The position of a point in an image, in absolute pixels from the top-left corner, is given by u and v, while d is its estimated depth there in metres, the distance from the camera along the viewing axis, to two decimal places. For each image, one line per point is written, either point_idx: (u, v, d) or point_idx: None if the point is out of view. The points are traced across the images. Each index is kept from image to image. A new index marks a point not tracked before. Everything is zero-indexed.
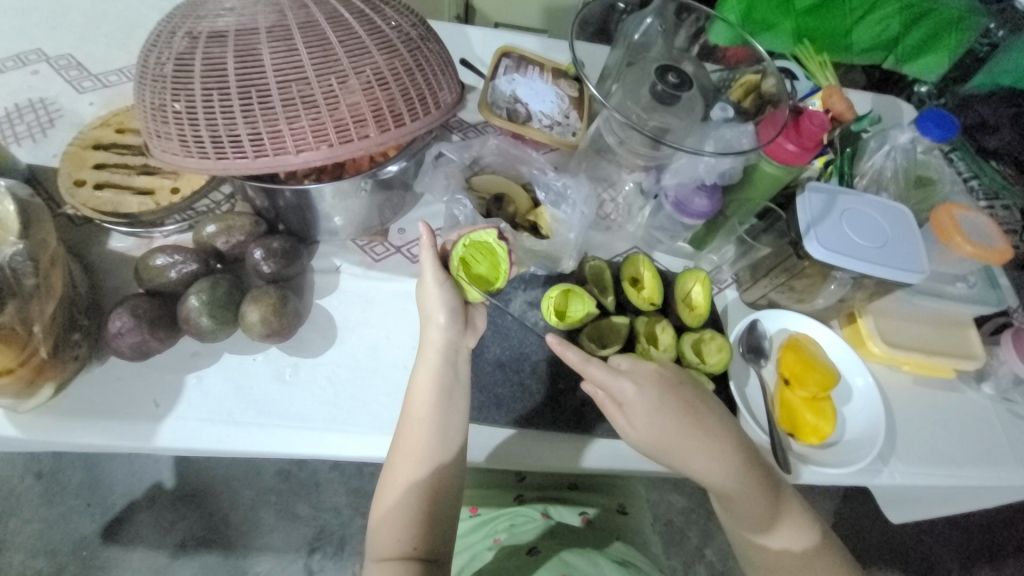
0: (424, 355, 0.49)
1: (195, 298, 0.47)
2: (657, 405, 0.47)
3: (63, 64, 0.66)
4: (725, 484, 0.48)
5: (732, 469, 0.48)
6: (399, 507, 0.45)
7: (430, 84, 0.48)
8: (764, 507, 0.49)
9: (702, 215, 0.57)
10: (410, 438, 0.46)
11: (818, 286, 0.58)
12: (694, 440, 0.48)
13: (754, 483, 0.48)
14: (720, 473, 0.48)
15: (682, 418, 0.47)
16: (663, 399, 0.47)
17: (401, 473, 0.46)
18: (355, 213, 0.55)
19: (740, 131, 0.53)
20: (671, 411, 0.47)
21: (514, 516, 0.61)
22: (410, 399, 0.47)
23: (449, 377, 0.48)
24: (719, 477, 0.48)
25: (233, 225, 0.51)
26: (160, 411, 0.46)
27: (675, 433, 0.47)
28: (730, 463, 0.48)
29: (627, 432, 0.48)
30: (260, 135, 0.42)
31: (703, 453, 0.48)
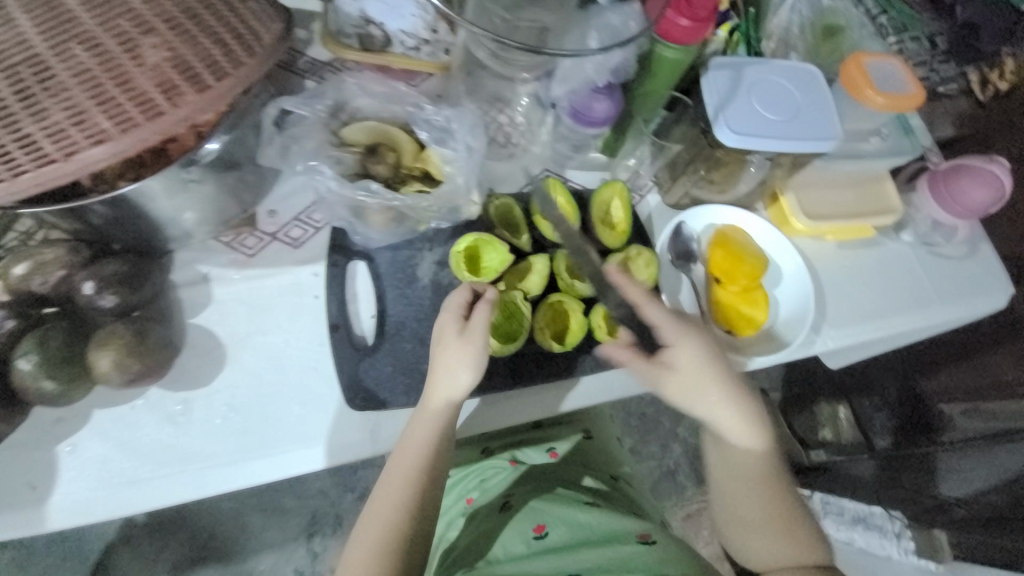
0: (409, 392, 0.46)
1: (24, 361, 0.38)
2: (677, 335, 0.45)
3: None
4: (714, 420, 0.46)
5: (719, 409, 0.45)
6: (378, 528, 0.42)
7: (234, 29, 0.38)
8: (750, 442, 0.46)
9: (605, 121, 0.50)
10: (401, 466, 0.43)
11: (736, 172, 0.55)
12: (725, 368, 0.45)
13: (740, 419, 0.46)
14: (716, 408, 0.45)
15: (701, 355, 0.45)
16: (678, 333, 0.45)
17: (393, 496, 0.43)
18: (201, 208, 0.45)
19: (625, 13, 0.45)
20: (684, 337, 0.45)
21: (483, 471, 0.60)
22: (410, 436, 0.43)
23: (459, 408, 0.44)
24: (715, 413, 0.46)
25: (46, 261, 0.41)
26: (40, 493, 0.40)
27: (701, 365, 0.45)
28: (743, 400, 0.46)
29: (716, 391, 0.45)
30: (19, 146, 0.33)
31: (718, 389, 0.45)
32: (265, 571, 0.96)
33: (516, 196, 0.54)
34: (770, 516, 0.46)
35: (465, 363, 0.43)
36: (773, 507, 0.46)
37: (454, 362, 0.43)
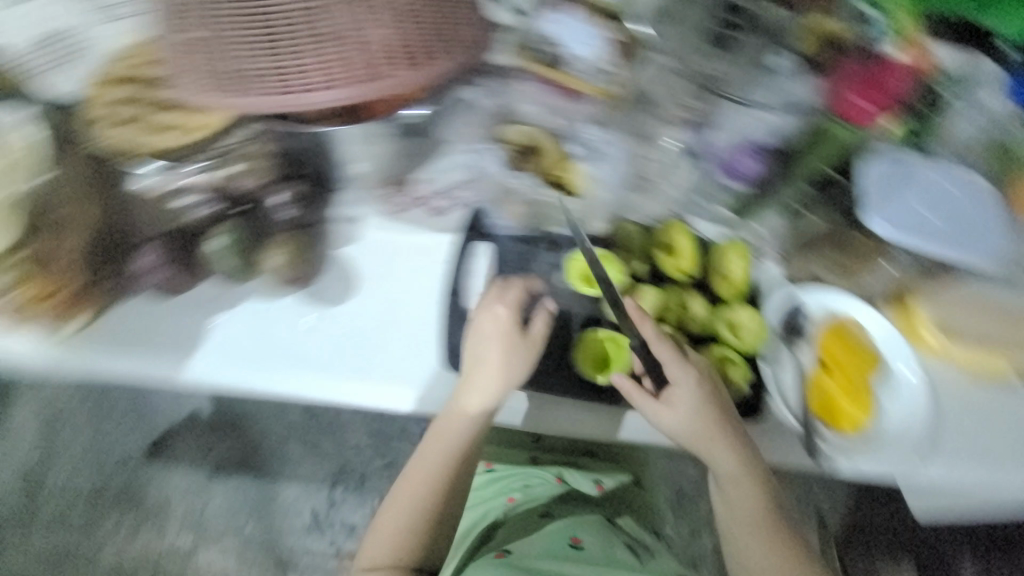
0: (407, 346, 0.51)
1: (216, 240, 0.47)
2: (686, 397, 0.49)
3: None
4: (722, 467, 0.51)
5: (729, 456, 0.50)
6: (422, 478, 0.53)
7: (460, 18, 0.44)
8: (757, 486, 0.51)
9: (751, 180, 0.50)
10: (448, 435, 0.52)
11: (871, 266, 0.53)
12: (692, 422, 0.49)
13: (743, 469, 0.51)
14: (722, 457, 0.50)
15: (689, 404, 0.49)
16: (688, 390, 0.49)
17: (431, 460, 0.53)
18: (377, 161, 0.52)
19: (802, 84, 0.47)
20: (684, 397, 0.49)
21: (529, 478, 0.65)
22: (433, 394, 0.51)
23: (492, 411, 0.51)
24: (725, 461, 0.50)
25: (255, 168, 0.51)
26: (187, 348, 0.48)
27: (695, 417, 0.49)
28: (717, 448, 0.50)
29: (664, 416, 0.50)
30: (282, 70, 0.40)
31: (698, 438, 0.50)
32: (287, 500, 1.03)
33: (640, 227, 0.57)
34: (765, 542, 0.53)
35: (624, 380, 0.49)
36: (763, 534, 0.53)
37: (617, 379, 0.50)
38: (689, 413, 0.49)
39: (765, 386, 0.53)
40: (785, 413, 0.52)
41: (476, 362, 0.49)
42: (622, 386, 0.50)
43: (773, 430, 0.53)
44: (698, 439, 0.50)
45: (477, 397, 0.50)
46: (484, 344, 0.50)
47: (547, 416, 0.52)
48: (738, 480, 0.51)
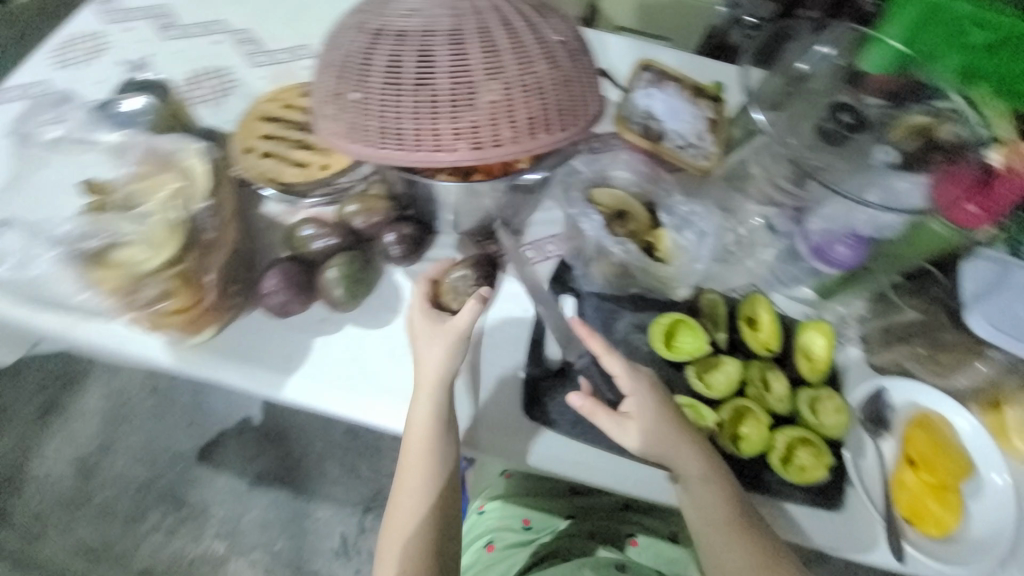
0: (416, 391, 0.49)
1: (333, 270, 0.51)
2: (690, 471, 0.47)
3: (241, 37, 0.74)
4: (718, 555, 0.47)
5: (734, 548, 0.46)
6: (407, 523, 0.49)
7: (581, 92, 0.48)
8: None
9: (841, 265, 0.53)
10: (412, 483, 0.49)
11: (966, 360, 0.52)
12: (715, 507, 0.46)
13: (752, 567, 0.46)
14: (721, 546, 0.46)
15: (688, 474, 0.47)
16: (699, 464, 0.47)
17: (412, 502, 0.50)
18: (481, 212, 0.56)
19: (910, 183, 0.48)
20: (689, 470, 0.47)
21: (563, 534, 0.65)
22: (410, 431, 0.48)
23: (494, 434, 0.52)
24: (726, 554, 0.46)
25: (373, 208, 0.55)
26: (290, 366, 0.51)
27: (707, 498, 0.47)
28: (731, 541, 0.46)
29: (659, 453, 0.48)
30: (421, 132, 0.43)
31: (717, 527, 0.46)
32: (318, 521, 1.03)
33: (723, 297, 0.58)
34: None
35: (647, 442, 0.47)
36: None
37: (639, 439, 0.48)
38: (711, 495, 0.46)
39: (846, 474, 0.50)
40: (872, 512, 0.49)
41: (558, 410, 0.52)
42: (642, 448, 0.48)
43: (862, 532, 0.49)
44: (716, 523, 0.46)
45: (552, 447, 0.51)
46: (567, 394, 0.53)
47: (569, 462, 0.51)
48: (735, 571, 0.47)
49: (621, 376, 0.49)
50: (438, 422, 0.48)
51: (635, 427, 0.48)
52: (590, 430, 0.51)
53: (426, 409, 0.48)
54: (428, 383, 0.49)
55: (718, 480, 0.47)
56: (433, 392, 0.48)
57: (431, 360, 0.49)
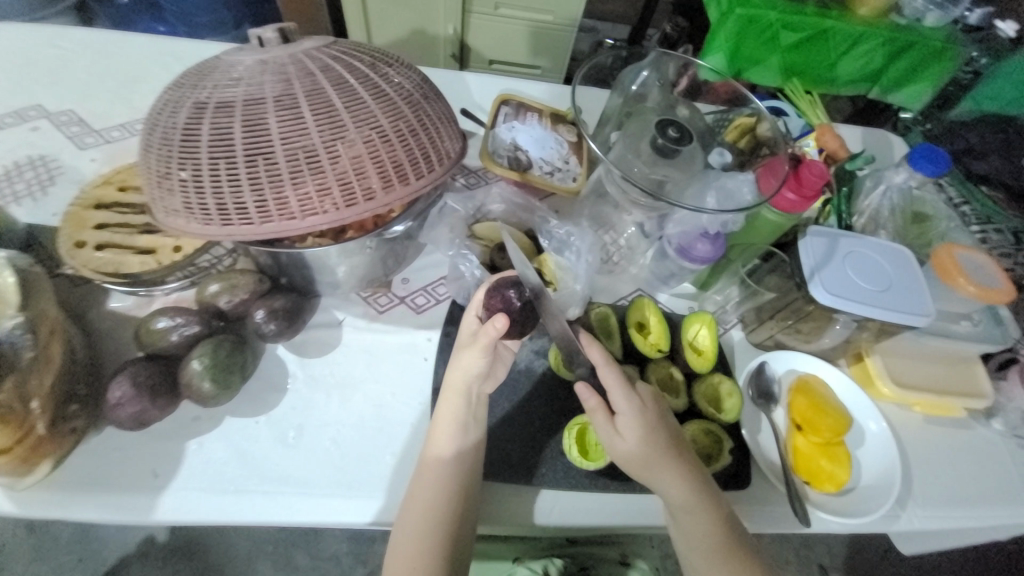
0: (444, 394, 0.48)
1: (196, 362, 0.45)
2: (656, 458, 0.45)
3: (64, 120, 0.66)
4: (693, 531, 0.46)
5: (706, 521, 0.46)
6: (414, 544, 0.44)
7: (432, 138, 0.48)
8: (740, 561, 0.46)
9: (705, 260, 0.57)
10: (417, 501, 0.45)
11: (824, 327, 0.58)
12: (684, 485, 0.46)
13: (714, 540, 0.46)
14: (697, 520, 0.46)
15: (652, 461, 0.45)
16: (654, 449, 0.45)
17: (416, 522, 0.44)
18: (359, 268, 0.54)
19: (740, 180, 0.53)
20: (656, 455, 0.45)
21: None
22: (434, 432, 0.47)
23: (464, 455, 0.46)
24: (699, 530, 0.46)
25: (237, 284, 0.50)
26: (159, 482, 0.45)
27: (681, 478, 0.46)
28: (705, 512, 0.46)
29: (624, 437, 0.46)
30: (266, 202, 0.42)
31: (693, 502, 0.46)
32: None
33: (612, 307, 0.60)
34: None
35: (644, 439, 0.45)
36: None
37: (635, 435, 0.45)
38: (679, 474, 0.45)
39: (750, 453, 0.53)
40: (774, 480, 0.52)
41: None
42: (632, 446, 0.45)
43: (768, 504, 0.52)
44: (687, 503, 0.45)
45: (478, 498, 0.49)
46: None
47: (498, 501, 0.49)
48: (704, 548, 0.46)
49: (616, 396, 0.46)
50: (461, 429, 0.47)
51: (627, 421, 0.45)
52: (506, 469, 0.49)
53: (454, 411, 0.47)
54: (471, 394, 0.48)
55: (682, 455, 0.46)
56: (462, 393, 0.47)
57: (470, 365, 0.47)
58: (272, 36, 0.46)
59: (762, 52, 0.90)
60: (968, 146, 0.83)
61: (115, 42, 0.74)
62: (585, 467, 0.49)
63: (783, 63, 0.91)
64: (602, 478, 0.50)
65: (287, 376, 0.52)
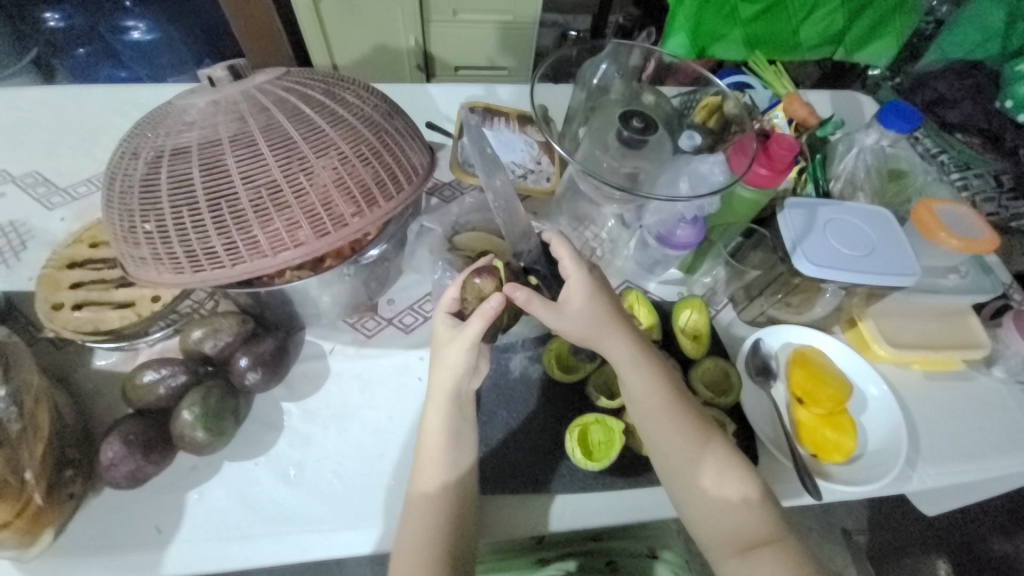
0: (430, 407, 0.47)
1: (186, 412, 0.45)
2: (600, 325, 0.47)
3: (29, 182, 0.66)
4: (637, 389, 0.47)
5: (646, 378, 0.47)
6: (418, 541, 0.43)
7: (397, 157, 0.48)
8: (687, 420, 0.47)
9: (686, 246, 0.56)
10: (420, 498, 0.45)
11: (814, 297, 0.58)
12: (627, 343, 0.48)
13: (671, 403, 0.47)
14: (641, 375, 0.47)
15: (593, 324, 0.47)
16: (599, 308, 0.48)
17: (419, 527, 0.43)
18: (342, 296, 0.53)
19: (711, 162, 0.52)
20: (598, 313, 0.47)
21: None
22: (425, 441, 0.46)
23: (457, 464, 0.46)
24: (645, 388, 0.47)
25: (220, 327, 0.50)
26: (164, 536, 0.44)
27: (635, 367, 0.47)
28: (646, 368, 0.48)
29: (566, 305, 0.47)
30: (235, 243, 0.41)
31: (659, 394, 0.47)
32: None
33: None
34: (714, 483, 0.45)
35: (589, 293, 0.47)
36: (712, 484, 0.45)
37: (580, 300, 0.47)
38: (620, 330, 0.48)
39: (753, 433, 0.53)
40: (784, 459, 0.51)
41: (488, 471, 0.49)
42: (577, 305, 0.47)
43: (780, 481, 0.51)
44: (632, 359, 0.47)
45: (495, 513, 0.48)
46: (488, 455, 0.50)
47: (511, 515, 0.48)
48: (653, 410, 0.46)
49: (564, 263, 0.49)
50: (451, 441, 0.46)
51: (574, 292, 0.47)
52: (513, 481, 0.49)
53: (439, 419, 0.46)
54: (452, 406, 0.47)
55: (623, 320, 0.49)
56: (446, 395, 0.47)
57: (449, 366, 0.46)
58: (222, 76, 0.46)
59: (724, 27, 0.89)
60: (938, 96, 0.83)
61: (72, 96, 0.73)
62: (589, 468, 0.49)
63: (746, 35, 0.91)
64: (608, 477, 0.49)
65: (283, 414, 0.51)
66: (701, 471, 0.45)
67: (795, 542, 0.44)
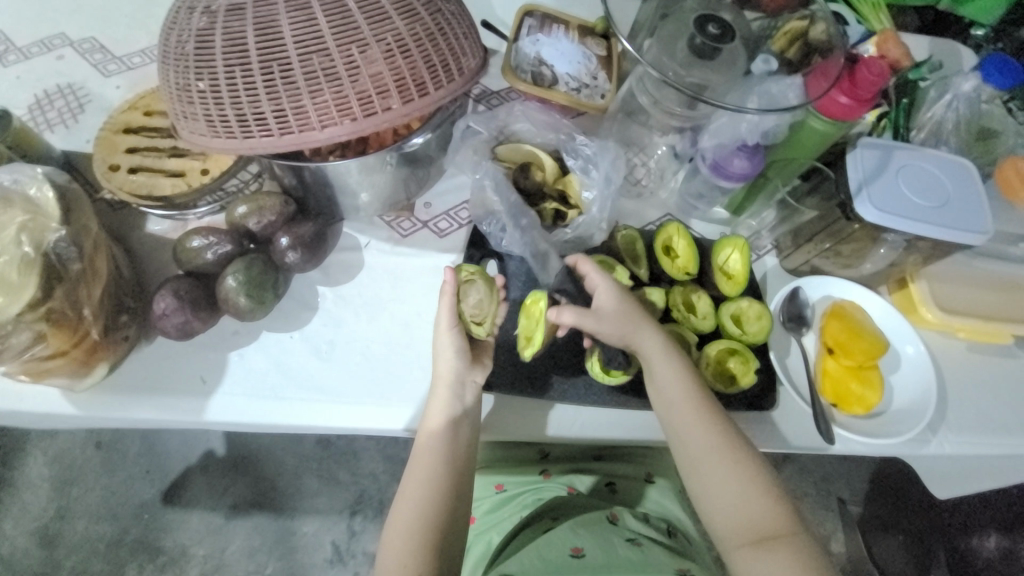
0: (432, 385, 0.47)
1: (231, 278, 0.47)
2: (636, 322, 0.48)
3: (86, 46, 0.66)
4: (662, 385, 0.48)
5: (673, 375, 0.48)
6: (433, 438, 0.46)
7: (451, 44, 0.46)
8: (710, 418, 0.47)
9: (742, 177, 0.53)
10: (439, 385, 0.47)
11: (867, 249, 0.55)
12: (655, 342, 0.48)
13: (697, 399, 0.47)
14: (667, 372, 0.47)
15: (630, 321, 0.48)
16: (628, 308, 0.48)
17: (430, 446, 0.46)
18: (381, 189, 0.53)
19: (786, 85, 0.49)
20: (628, 312, 0.48)
21: (538, 492, 0.59)
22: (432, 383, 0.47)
23: (464, 385, 0.47)
24: (670, 384, 0.47)
25: (264, 206, 0.51)
26: (207, 387, 0.48)
27: (668, 363, 0.48)
28: (672, 365, 0.48)
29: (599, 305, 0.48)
30: (283, 111, 0.41)
31: (691, 391, 0.47)
32: (305, 538, 0.92)
33: (639, 231, 0.59)
34: (731, 481, 0.46)
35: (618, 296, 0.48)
36: (729, 481, 0.46)
37: (610, 300, 0.48)
38: (649, 329, 0.48)
39: (775, 376, 0.52)
40: (801, 403, 0.51)
41: (507, 375, 0.50)
42: (608, 304, 0.48)
43: (795, 424, 0.51)
44: (659, 357, 0.48)
45: (510, 415, 0.50)
46: (510, 360, 0.51)
47: (528, 420, 0.50)
48: (678, 407, 0.47)
49: (591, 277, 0.49)
50: (453, 422, 0.46)
51: (605, 294, 0.48)
52: (531, 385, 0.50)
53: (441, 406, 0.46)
54: (455, 397, 0.47)
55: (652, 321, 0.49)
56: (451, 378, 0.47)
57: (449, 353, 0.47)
58: None
59: None
60: None
61: None
62: (605, 381, 0.50)
63: None
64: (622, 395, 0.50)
65: (317, 296, 0.53)
66: (721, 467, 0.46)
67: (809, 544, 0.45)
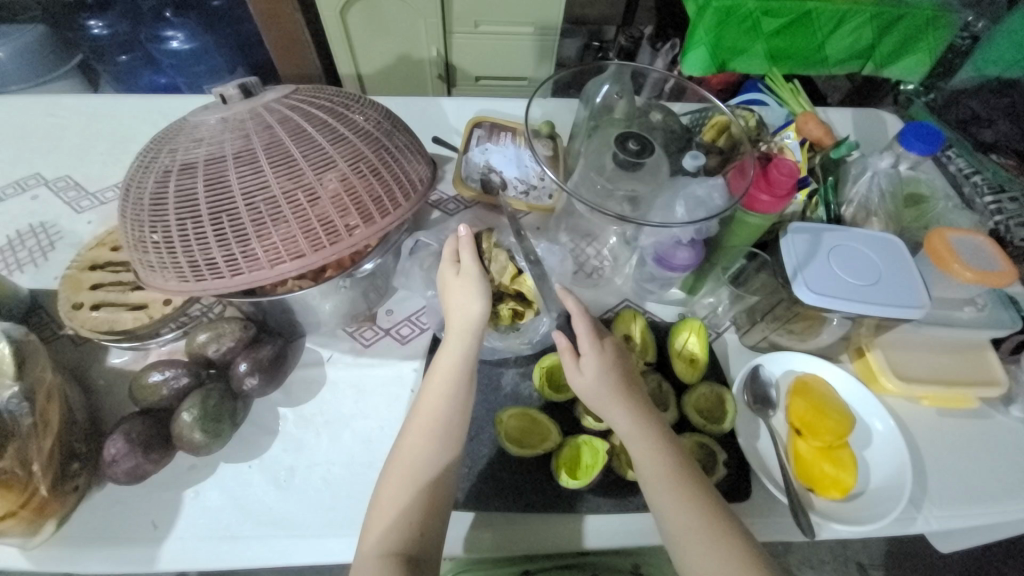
0: (387, 479, 0.45)
1: (186, 414, 0.47)
2: (605, 392, 0.46)
3: (61, 185, 0.70)
4: (638, 452, 0.45)
5: (649, 441, 0.45)
6: (381, 542, 0.41)
7: (396, 174, 0.49)
8: (685, 494, 0.43)
9: (686, 267, 0.56)
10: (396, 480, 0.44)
11: (819, 325, 0.56)
12: (633, 405, 0.46)
13: (670, 470, 0.44)
14: (641, 440, 0.45)
15: (603, 389, 0.47)
16: (609, 372, 0.47)
17: (377, 544, 0.42)
18: (340, 305, 0.55)
19: (709, 187, 0.53)
20: (607, 376, 0.47)
21: None
22: (387, 476, 0.45)
23: (422, 475, 0.44)
24: (645, 451, 0.45)
25: (223, 332, 0.52)
26: (159, 532, 0.46)
27: (641, 438, 0.45)
28: (647, 432, 0.45)
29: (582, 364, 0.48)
30: (234, 255, 0.43)
31: (659, 467, 0.44)
32: None
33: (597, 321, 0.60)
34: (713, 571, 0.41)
35: (600, 359, 0.47)
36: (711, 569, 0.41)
37: (592, 365, 0.47)
38: (624, 392, 0.47)
39: (749, 466, 0.51)
40: (778, 493, 0.49)
41: (473, 489, 0.49)
42: (589, 369, 0.47)
43: (773, 514, 0.50)
44: (632, 420, 0.46)
45: (477, 533, 0.48)
46: (474, 470, 0.50)
47: (496, 535, 0.47)
48: (654, 476, 0.44)
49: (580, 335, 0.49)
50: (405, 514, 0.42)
51: (591, 355, 0.48)
52: (498, 499, 0.48)
53: (411, 469, 0.44)
54: (427, 462, 0.44)
55: (631, 385, 0.47)
56: (425, 437, 0.45)
57: (431, 411, 0.47)
58: (233, 93, 0.48)
59: (745, 40, 0.86)
60: (973, 115, 0.79)
61: (105, 106, 0.78)
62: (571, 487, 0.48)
63: (767, 49, 0.88)
64: (594, 499, 0.49)
65: (277, 418, 0.53)
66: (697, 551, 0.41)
67: None
